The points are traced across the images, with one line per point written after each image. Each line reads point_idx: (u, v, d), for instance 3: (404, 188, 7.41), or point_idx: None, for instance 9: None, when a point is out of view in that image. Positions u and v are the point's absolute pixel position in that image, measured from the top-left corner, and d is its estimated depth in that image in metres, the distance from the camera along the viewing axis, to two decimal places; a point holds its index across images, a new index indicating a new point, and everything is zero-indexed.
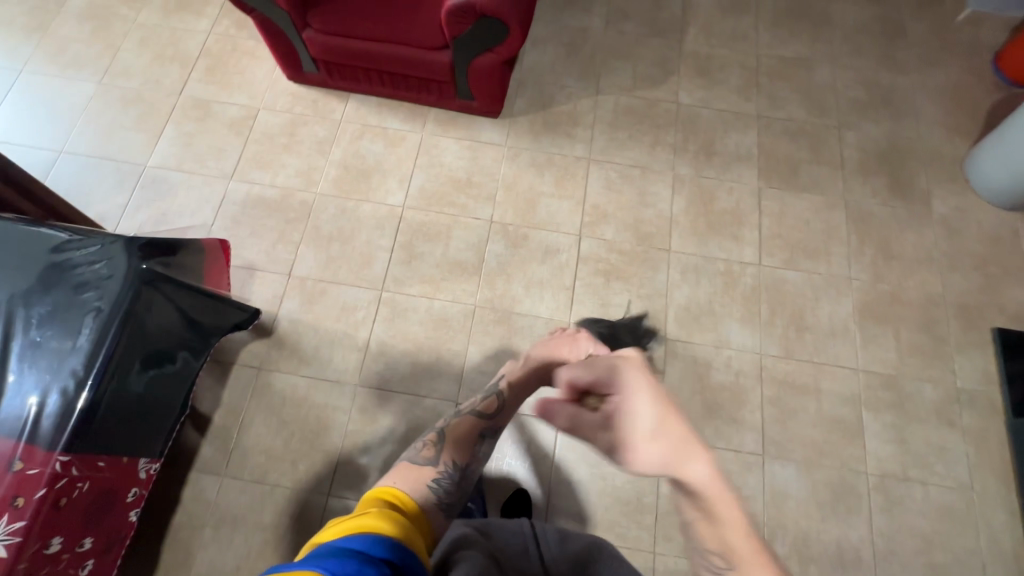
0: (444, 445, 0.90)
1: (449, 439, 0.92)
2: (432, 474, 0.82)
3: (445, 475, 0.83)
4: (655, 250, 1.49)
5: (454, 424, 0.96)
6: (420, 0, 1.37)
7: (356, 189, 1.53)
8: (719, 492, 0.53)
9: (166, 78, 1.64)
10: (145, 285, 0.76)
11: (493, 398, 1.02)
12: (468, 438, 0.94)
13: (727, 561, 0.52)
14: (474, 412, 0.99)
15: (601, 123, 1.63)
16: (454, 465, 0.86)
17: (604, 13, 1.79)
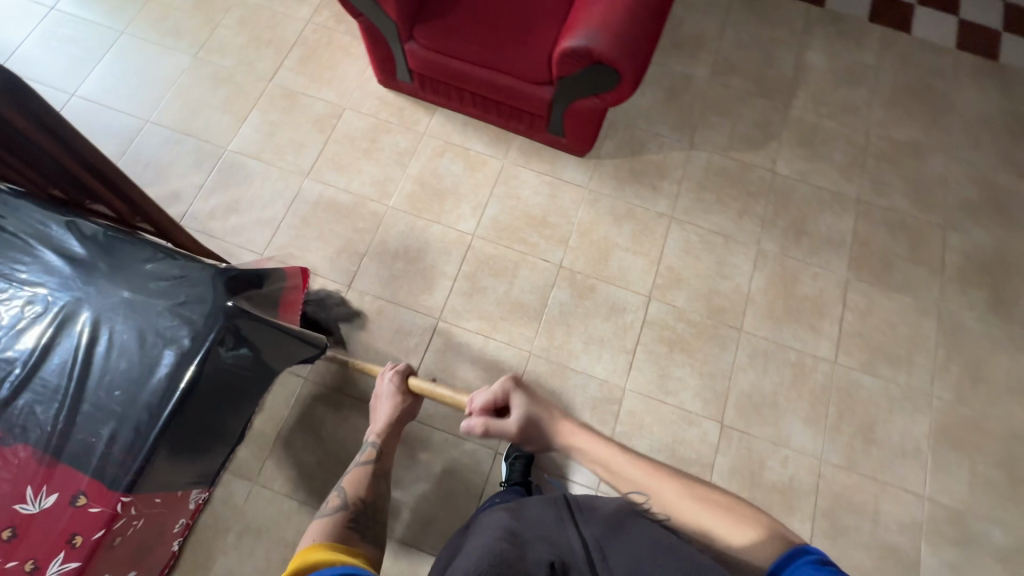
0: (346, 493, 0.91)
1: (350, 489, 0.92)
2: (348, 517, 0.84)
3: (359, 516, 0.85)
4: (725, 327, 1.42)
5: (348, 479, 0.94)
6: (531, 31, 1.31)
7: (428, 209, 1.49)
8: (595, 447, 0.86)
9: (259, 62, 1.63)
10: (229, 325, 0.75)
11: (371, 447, 1.03)
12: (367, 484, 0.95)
13: (641, 492, 0.77)
14: (361, 464, 0.99)
15: (689, 180, 1.56)
16: (360, 502, 0.89)
17: (710, 63, 1.70)
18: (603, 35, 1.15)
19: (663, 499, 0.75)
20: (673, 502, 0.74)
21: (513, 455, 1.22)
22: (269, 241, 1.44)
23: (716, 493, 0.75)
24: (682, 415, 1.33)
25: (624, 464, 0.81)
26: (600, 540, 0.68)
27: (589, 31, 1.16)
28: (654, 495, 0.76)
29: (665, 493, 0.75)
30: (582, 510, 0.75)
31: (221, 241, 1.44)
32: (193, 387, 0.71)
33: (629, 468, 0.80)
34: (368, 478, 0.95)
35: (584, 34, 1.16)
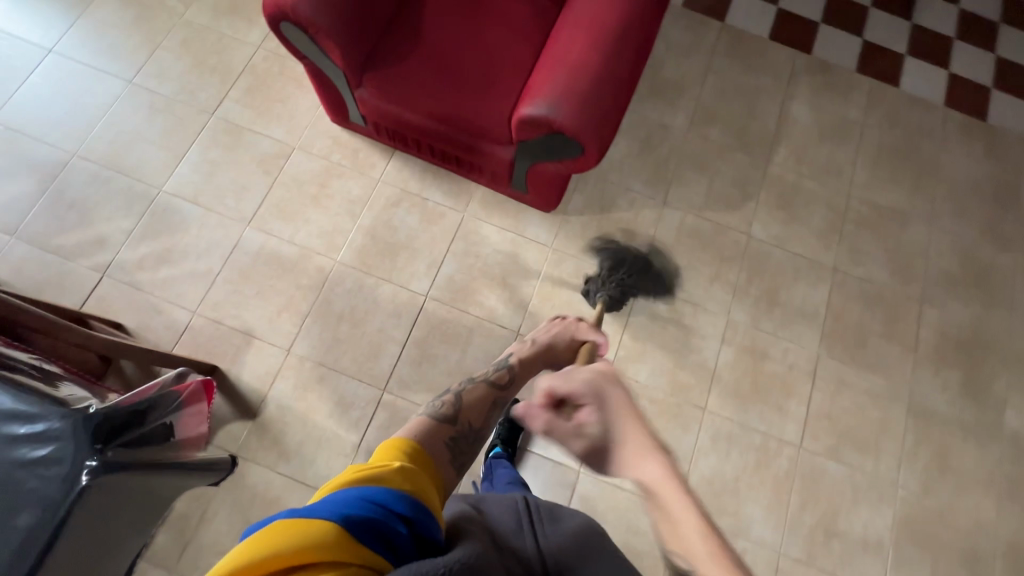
0: (461, 399, 0.81)
1: (466, 399, 0.81)
2: (449, 434, 0.73)
3: (462, 436, 0.74)
4: (689, 405, 1.35)
5: (469, 389, 0.83)
6: (492, 85, 1.21)
7: (380, 265, 1.39)
8: (668, 494, 0.54)
9: (203, 91, 1.50)
10: (89, 486, 0.61)
11: (503, 367, 0.89)
12: (483, 403, 0.83)
13: (683, 566, 0.50)
14: (487, 381, 0.86)
15: (660, 242, 1.47)
16: (468, 424, 0.77)
17: (689, 111, 1.61)
18: (565, 106, 1.06)
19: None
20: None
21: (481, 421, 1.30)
22: (203, 296, 1.33)
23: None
24: (638, 502, 1.27)
25: (688, 528, 0.52)
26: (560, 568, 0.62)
27: (551, 100, 1.06)
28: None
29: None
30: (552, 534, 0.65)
31: (148, 295, 1.32)
32: (42, 558, 0.58)
33: (691, 535, 0.51)
34: (487, 402, 0.82)
35: (545, 103, 1.06)
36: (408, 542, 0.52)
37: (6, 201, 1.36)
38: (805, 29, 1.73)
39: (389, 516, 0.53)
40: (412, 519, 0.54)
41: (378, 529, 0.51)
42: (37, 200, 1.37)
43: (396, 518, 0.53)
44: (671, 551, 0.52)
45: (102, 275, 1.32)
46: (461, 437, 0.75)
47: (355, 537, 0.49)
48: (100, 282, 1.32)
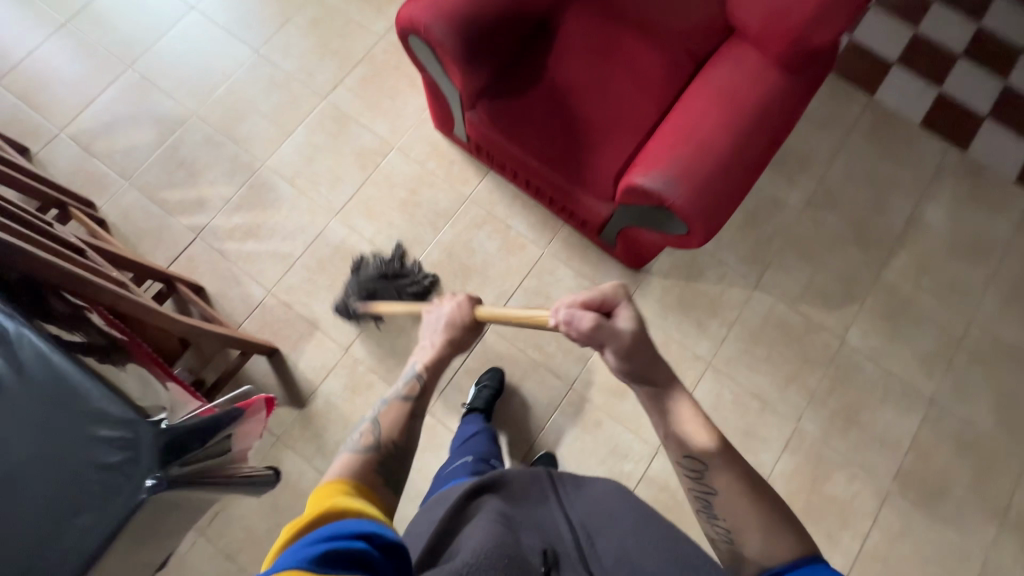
0: (378, 430, 0.76)
1: (382, 425, 0.77)
2: (375, 459, 0.70)
3: (390, 459, 0.72)
4: None
5: (384, 413, 0.80)
6: (606, 138, 1.15)
7: (450, 285, 1.38)
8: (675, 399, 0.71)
9: (321, 74, 1.52)
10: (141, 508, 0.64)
11: (413, 378, 0.84)
12: (401, 421, 0.79)
13: (695, 460, 0.67)
14: (398, 397, 0.82)
15: (742, 325, 1.38)
16: (392, 444, 0.74)
17: (808, 191, 1.48)
18: (682, 185, 0.98)
19: (719, 480, 0.65)
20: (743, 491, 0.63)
21: (482, 382, 1.28)
22: (281, 277, 1.37)
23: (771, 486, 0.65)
24: None
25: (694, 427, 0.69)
26: (585, 525, 0.75)
27: (669, 176, 0.99)
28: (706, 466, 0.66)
29: (722, 469, 0.65)
30: (567, 488, 0.83)
31: (232, 265, 1.38)
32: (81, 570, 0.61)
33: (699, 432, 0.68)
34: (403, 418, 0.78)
35: (662, 178, 1.00)
36: (380, 563, 0.51)
37: (128, 148, 1.45)
38: (966, 122, 1.53)
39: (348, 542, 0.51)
40: (369, 533, 0.53)
41: (343, 559, 0.49)
42: (154, 152, 1.45)
43: (354, 539, 0.52)
44: (676, 456, 0.68)
45: (195, 236, 1.39)
46: (388, 459, 0.72)
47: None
48: (192, 243, 1.39)
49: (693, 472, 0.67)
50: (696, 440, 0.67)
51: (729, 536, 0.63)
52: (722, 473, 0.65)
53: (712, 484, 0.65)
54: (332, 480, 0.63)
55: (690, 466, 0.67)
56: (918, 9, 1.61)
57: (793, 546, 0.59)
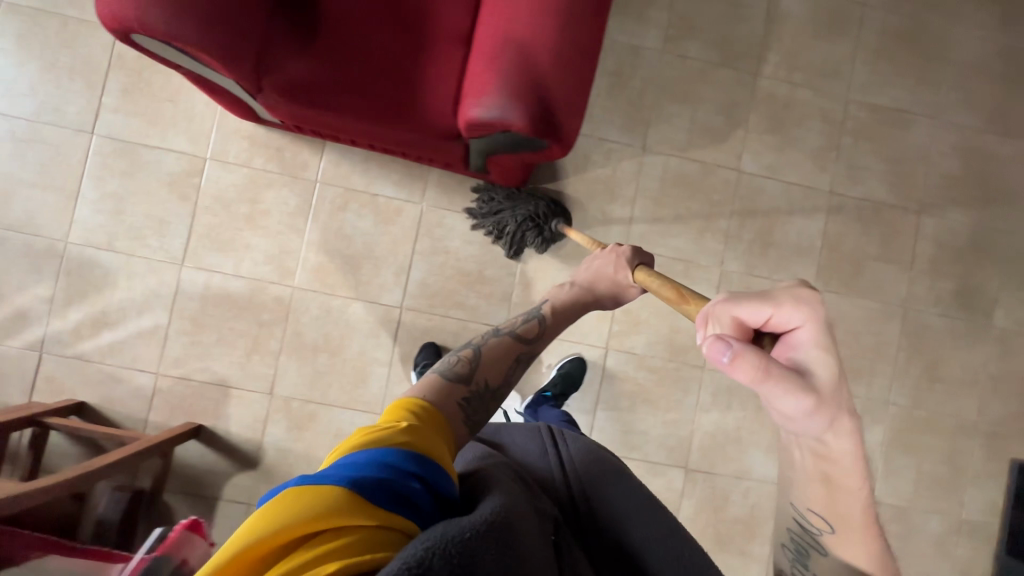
0: (478, 352, 0.72)
1: (487, 352, 0.72)
2: (461, 392, 0.65)
3: (476, 397, 0.66)
4: (688, 367, 1.33)
5: (492, 341, 0.74)
6: (425, 69, 0.98)
7: (342, 283, 1.25)
8: (847, 469, 0.47)
9: (71, 103, 1.21)
10: None
11: (535, 317, 0.78)
12: (505, 356, 0.73)
13: (828, 521, 0.50)
14: (512, 332, 0.76)
15: (644, 196, 1.33)
16: (485, 383, 0.68)
17: (664, 24, 1.35)
18: (522, 102, 0.86)
19: (848, 549, 0.50)
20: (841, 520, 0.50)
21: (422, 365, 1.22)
22: (161, 354, 1.21)
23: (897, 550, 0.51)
24: (648, 467, 1.32)
25: (850, 492, 0.48)
26: (587, 491, 0.65)
27: (505, 97, 0.86)
28: (840, 537, 0.50)
29: (857, 541, 0.50)
30: (568, 447, 0.71)
31: (101, 364, 1.20)
32: None
33: (851, 496, 0.48)
34: (509, 355, 0.72)
35: (497, 101, 0.86)
36: (423, 498, 0.48)
37: None
38: None
39: (401, 472, 0.49)
40: (423, 474, 0.50)
41: (393, 487, 0.47)
42: None
43: (407, 472, 0.49)
44: (803, 505, 0.51)
45: (40, 353, 1.19)
46: (475, 395, 0.66)
47: (369, 497, 0.45)
48: (41, 361, 1.19)
49: (822, 531, 0.51)
50: (848, 507, 0.49)
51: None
52: (852, 542, 0.50)
53: (826, 545, 0.51)
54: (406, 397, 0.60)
55: (813, 520, 0.51)
56: None
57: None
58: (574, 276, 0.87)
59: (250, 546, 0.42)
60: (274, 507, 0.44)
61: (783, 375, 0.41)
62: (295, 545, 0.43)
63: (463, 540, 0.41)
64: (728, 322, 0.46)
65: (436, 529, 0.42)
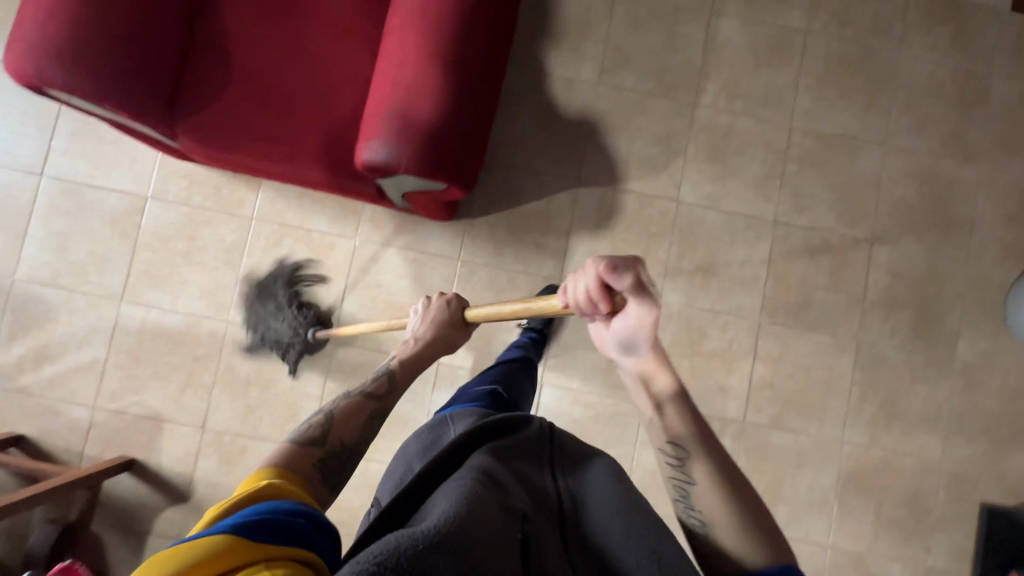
0: (329, 416, 0.68)
1: (340, 415, 0.69)
2: (318, 455, 0.62)
3: (333, 456, 0.63)
4: (626, 401, 1.30)
5: (341, 405, 0.71)
6: (330, 114, 0.99)
7: (275, 318, 1.27)
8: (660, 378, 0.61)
9: (22, 148, 1.27)
10: None
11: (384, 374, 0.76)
12: (359, 417, 0.70)
13: (675, 446, 0.58)
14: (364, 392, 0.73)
15: (579, 228, 1.32)
16: (339, 443, 0.65)
17: (598, 59, 1.35)
18: (408, 139, 0.85)
19: (701, 474, 0.56)
20: (693, 444, 0.57)
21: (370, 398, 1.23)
22: (98, 388, 1.24)
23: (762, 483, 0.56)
24: None
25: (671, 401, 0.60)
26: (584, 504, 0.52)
27: (392, 136, 0.85)
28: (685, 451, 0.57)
29: (704, 458, 0.56)
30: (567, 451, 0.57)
31: (41, 398, 1.24)
32: None
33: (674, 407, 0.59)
34: (362, 412, 0.70)
35: (383, 142, 0.85)
36: (313, 531, 0.48)
37: None
38: None
39: (285, 512, 0.48)
40: (303, 509, 0.50)
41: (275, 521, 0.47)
42: None
43: (288, 510, 0.49)
44: (658, 440, 0.59)
45: None
46: (330, 455, 0.63)
47: (252, 532, 0.44)
48: None
49: (671, 454, 0.58)
50: (677, 423, 0.59)
51: (705, 530, 0.54)
52: (704, 462, 0.56)
53: (692, 472, 0.56)
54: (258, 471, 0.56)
55: (671, 452, 0.58)
56: None
57: (766, 557, 0.50)
58: (416, 331, 0.89)
59: None
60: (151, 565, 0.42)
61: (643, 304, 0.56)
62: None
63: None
64: (597, 273, 0.52)
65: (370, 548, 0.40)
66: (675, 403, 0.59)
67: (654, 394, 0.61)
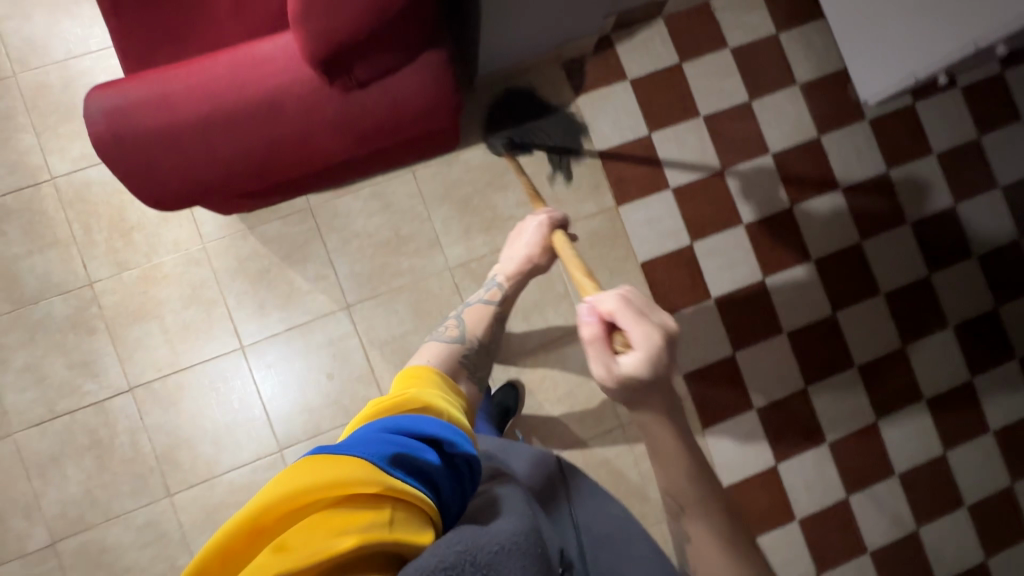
0: (463, 327, 0.90)
1: (467, 324, 0.91)
2: (458, 356, 0.84)
3: (468, 357, 0.85)
4: (160, 477, 1.20)
5: (469, 313, 0.94)
6: (170, 39, 0.93)
7: (44, 117, 1.22)
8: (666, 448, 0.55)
9: None
10: None
11: (496, 286, 0.99)
12: (484, 323, 0.93)
13: (672, 499, 0.57)
14: (481, 301, 0.96)
15: (303, 331, 1.25)
16: (476, 347, 0.88)
17: (474, 254, 1.30)
18: (117, 119, 0.78)
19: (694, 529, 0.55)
20: (685, 500, 0.55)
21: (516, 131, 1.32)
22: None
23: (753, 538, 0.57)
24: (28, 499, 1.17)
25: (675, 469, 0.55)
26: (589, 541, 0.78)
27: (114, 104, 0.79)
28: (687, 511, 0.55)
29: (700, 525, 0.55)
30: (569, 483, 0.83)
31: None
32: None
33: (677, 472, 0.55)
34: (485, 321, 0.93)
35: (105, 101, 0.79)
36: (436, 475, 0.55)
37: None
38: (684, 289, 1.35)
39: (420, 440, 0.57)
40: (441, 442, 0.58)
41: (411, 461, 0.53)
42: None
43: (426, 446, 0.56)
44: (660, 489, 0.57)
45: None
46: (467, 357, 0.85)
47: (389, 469, 0.49)
48: None
49: (674, 509, 0.57)
50: (677, 483, 0.55)
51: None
52: (697, 523, 0.55)
53: (685, 528, 0.56)
54: (415, 367, 0.75)
55: (670, 504, 0.58)
56: (737, 151, 1.39)
57: None
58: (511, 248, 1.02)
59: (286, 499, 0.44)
60: (301, 472, 0.46)
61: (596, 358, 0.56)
62: (318, 506, 0.45)
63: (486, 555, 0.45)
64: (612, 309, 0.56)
65: (460, 535, 0.48)
66: (666, 454, 0.55)
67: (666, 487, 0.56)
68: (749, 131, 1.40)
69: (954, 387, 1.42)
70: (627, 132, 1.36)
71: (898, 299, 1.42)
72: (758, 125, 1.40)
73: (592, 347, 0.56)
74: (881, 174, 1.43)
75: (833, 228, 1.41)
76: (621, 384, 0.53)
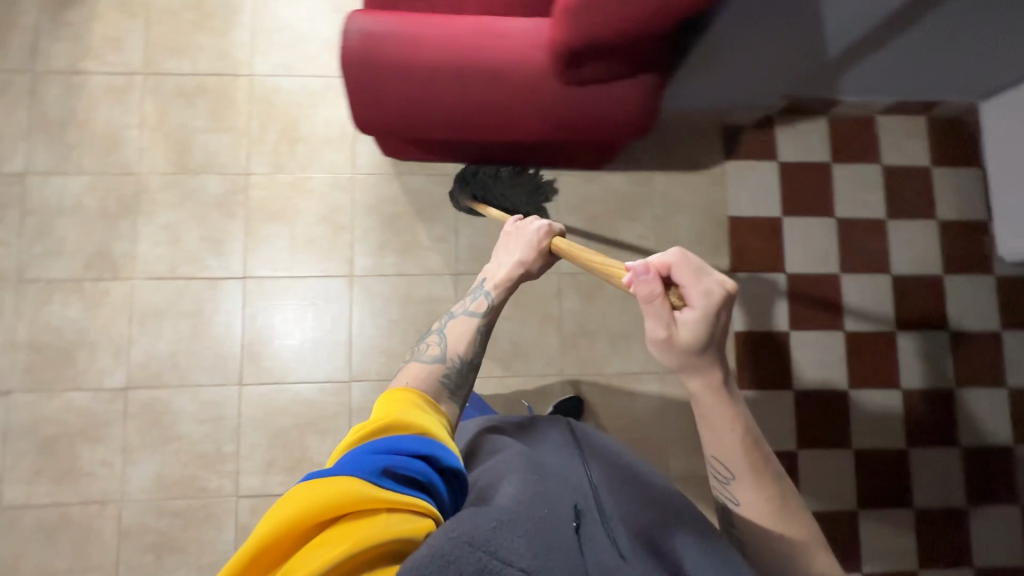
0: (446, 341, 0.84)
1: (449, 336, 0.85)
2: (441, 369, 0.79)
3: (455, 371, 0.80)
4: (241, 363, 1.26)
5: (453, 324, 0.88)
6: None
7: (265, 23, 1.36)
8: (721, 428, 0.67)
9: None
10: None
11: (482, 297, 0.91)
12: (470, 333, 0.86)
13: (725, 469, 0.69)
14: (466, 314, 0.89)
15: (409, 281, 1.32)
16: (460, 359, 0.82)
17: None
18: (370, 42, 0.86)
19: (741, 492, 0.69)
20: (736, 470, 0.68)
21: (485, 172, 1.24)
22: None
23: (785, 482, 0.70)
24: (122, 340, 1.25)
25: (730, 444, 0.67)
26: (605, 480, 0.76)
27: (369, 28, 0.87)
28: (738, 476, 0.68)
29: (751, 487, 0.68)
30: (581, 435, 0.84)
31: None
32: None
33: (730, 445, 0.67)
34: (472, 332, 0.86)
35: (364, 24, 0.87)
36: (429, 486, 0.59)
37: None
38: (769, 370, 1.36)
39: (405, 453, 0.59)
40: (433, 455, 0.61)
41: (399, 472, 0.57)
42: None
43: (412, 457, 0.59)
44: (710, 457, 0.70)
45: None
46: (453, 369, 0.80)
47: (370, 483, 0.54)
48: None
49: (721, 474, 0.70)
50: (732, 451, 0.67)
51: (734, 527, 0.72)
52: (747, 486, 0.68)
53: (734, 492, 0.70)
54: (390, 388, 0.72)
55: (718, 471, 0.70)
56: (859, 261, 1.41)
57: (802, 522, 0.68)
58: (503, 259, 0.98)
59: (283, 529, 0.50)
60: (291, 502, 0.52)
61: (654, 313, 0.63)
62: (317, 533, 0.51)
63: (478, 538, 0.51)
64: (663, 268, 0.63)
65: (459, 522, 0.53)
66: (730, 438, 0.67)
67: (716, 457, 0.69)
68: (877, 246, 1.42)
69: (1007, 566, 1.36)
70: (760, 207, 1.40)
71: (974, 456, 1.38)
72: (887, 244, 1.42)
73: (651, 305, 0.63)
74: (993, 331, 1.42)
75: (929, 366, 1.39)
76: (679, 341, 0.63)
